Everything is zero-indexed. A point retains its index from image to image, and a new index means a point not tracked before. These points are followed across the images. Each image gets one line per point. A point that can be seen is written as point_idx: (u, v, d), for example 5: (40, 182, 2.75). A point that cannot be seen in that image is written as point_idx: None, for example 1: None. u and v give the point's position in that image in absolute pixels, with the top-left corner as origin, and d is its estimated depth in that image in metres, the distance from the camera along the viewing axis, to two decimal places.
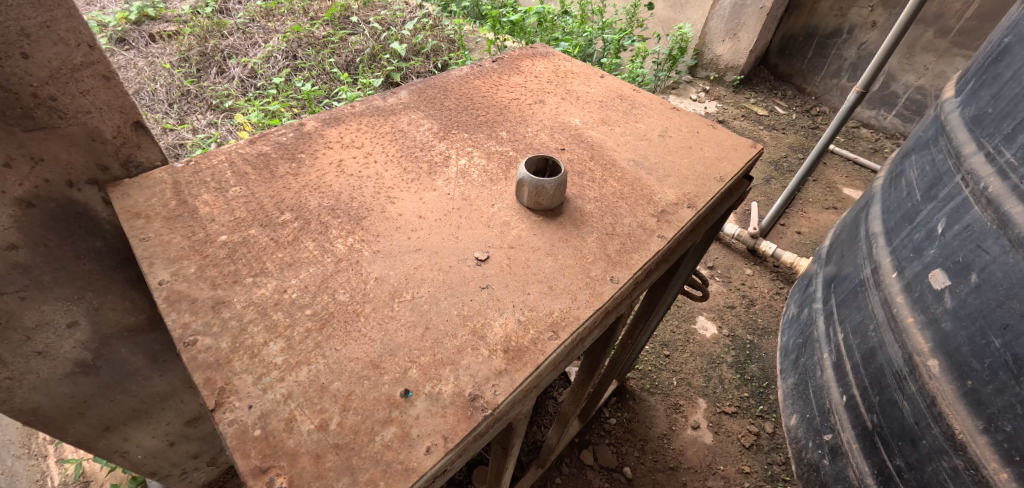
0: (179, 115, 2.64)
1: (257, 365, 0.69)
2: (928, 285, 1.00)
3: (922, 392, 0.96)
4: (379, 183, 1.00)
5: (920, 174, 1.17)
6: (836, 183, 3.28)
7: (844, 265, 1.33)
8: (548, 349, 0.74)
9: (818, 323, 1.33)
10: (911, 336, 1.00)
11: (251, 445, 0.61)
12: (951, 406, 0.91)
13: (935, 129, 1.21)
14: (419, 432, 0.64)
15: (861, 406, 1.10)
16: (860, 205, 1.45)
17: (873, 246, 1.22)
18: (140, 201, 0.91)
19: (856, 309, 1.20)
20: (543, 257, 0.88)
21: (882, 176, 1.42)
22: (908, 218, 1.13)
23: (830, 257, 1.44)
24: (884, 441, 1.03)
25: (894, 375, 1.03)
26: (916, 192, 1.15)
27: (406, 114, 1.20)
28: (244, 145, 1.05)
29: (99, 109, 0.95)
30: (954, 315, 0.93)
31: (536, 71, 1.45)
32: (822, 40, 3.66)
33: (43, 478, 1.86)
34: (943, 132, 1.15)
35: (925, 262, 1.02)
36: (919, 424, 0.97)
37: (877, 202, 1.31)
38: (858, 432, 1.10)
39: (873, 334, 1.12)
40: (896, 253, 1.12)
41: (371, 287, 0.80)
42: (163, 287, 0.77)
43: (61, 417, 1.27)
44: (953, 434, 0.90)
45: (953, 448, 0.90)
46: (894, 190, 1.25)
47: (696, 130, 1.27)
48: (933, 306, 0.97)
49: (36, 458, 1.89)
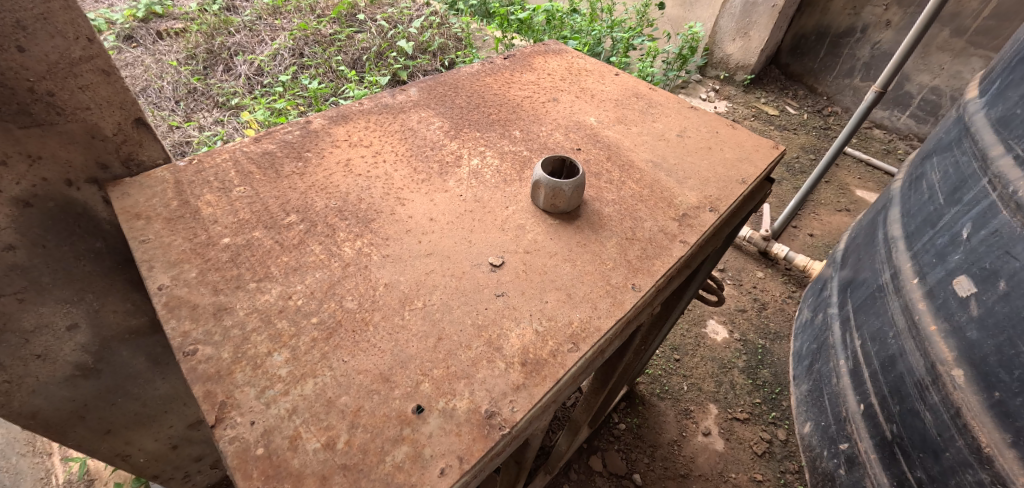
0: (186, 112, 2.61)
1: (260, 377, 0.65)
2: (953, 292, 0.95)
3: (946, 402, 0.91)
4: (389, 183, 0.96)
5: (942, 177, 1.12)
6: (849, 185, 3.21)
7: (861, 269, 1.28)
8: (567, 362, 0.70)
9: (833, 329, 1.28)
10: (935, 344, 0.95)
11: (253, 465, 0.57)
12: (978, 418, 0.85)
13: (958, 130, 1.16)
14: (431, 452, 0.60)
15: (880, 416, 1.05)
16: (877, 207, 1.40)
17: (892, 250, 1.17)
18: (140, 201, 0.87)
19: (874, 315, 1.15)
20: (560, 263, 0.84)
21: (900, 178, 1.37)
22: (931, 221, 1.07)
23: (847, 261, 1.38)
24: (904, 452, 0.98)
25: (915, 384, 0.98)
26: (938, 195, 1.09)
27: (415, 113, 1.16)
28: (248, 144, 1.01)
29: (98, 105, 0.91)
30: (981, 325, 0.88)
31: (549, 68, 1.41)
32: (835, 40, 3.59)
33: (47, 476, 1.82)
34: (967, 133, 1.10)
35: (949, 268, 0.97)
36: (942, 436, 0.91)
37: (897, 206, 1.25)
38: (876, 442, 1.05)
39: (893, 342, 1.07)
40: (917, 258, 1.06)
41: (381, 293, 0.76)
42: (163, 293, 0.74)
43: (61, 420, 1.24)
44: (978, 447, 0.85)
45: (978, 461, 0.85)
46: (914, 192, 1.20)
47: (715, 130, 1.22)
48: (959, 314, 0.92)
49: (41, 456, 1.85)
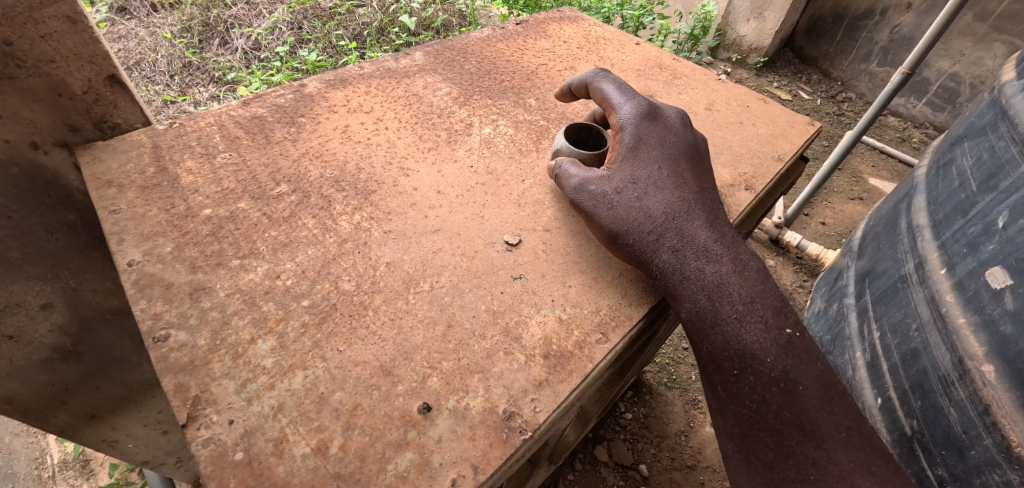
0: (182, 88, 2.21)
1: (241, 368, 0.56)
2: (984, 284, 0.78)
3: (973, 399, 0.77)
4: (391, 152, 0.86)
5: (974, 163, 0.89)
6: (861, 171, 2.50)
7: (879, 259, 1.09)
8: (596, 356, 0.61)
9: (849, 320, 1.11)
10: (962, 338, 0.79)
11: (230, 473, 0.48)
12: (1009, 417, 0.71)
13: (992, 112, 0.92)
14: (441, 460, 0.51)
15: (899, 410, 0.91)
16: (898, 192, 1.17)
17: (916, 239, 0.96)
18: (113, 167, 0.77)
19: (893, 305, 0.99)
20: (584, 243, 0.74)
21: (925, 158, 1.14)
22: (961, 209, 0.87)
23: (865, 249, 1.17)
24: (925, 449, 0.85)
25: (939, 379, 0.84)
26: (969, 181, 0.88)
27: (420, 78, 1.05)
28: (236, 106, 0.91)
29: (64, 57, 0.79)
30: (1017, 319, 0.71)
31: (565, 35, 1.29)
32: (851, 23, 2.78)
33: (42, 456, 1.62)
34: (1007, 115, 0.87)
35: (982, 259, 0.79)
36: (967, 433, 0.78)
37: (919, 190, 1.04)
38: (896, 437, 0.91)
39: (916, 334, 0.91)
40: (943, 248, 0.88)
41: (382, 274, 0.66)
42: (132, 270, 0.64)
43: (40, 404, 1.14)
44: (1008, 446, 0.72)
45: (1008, 461, 0.71)
46: (939, 179, 0.97)
47: (746, 105, 1.11)
48: (991, 308, 0.76)
49: (37, 435, 1.66)
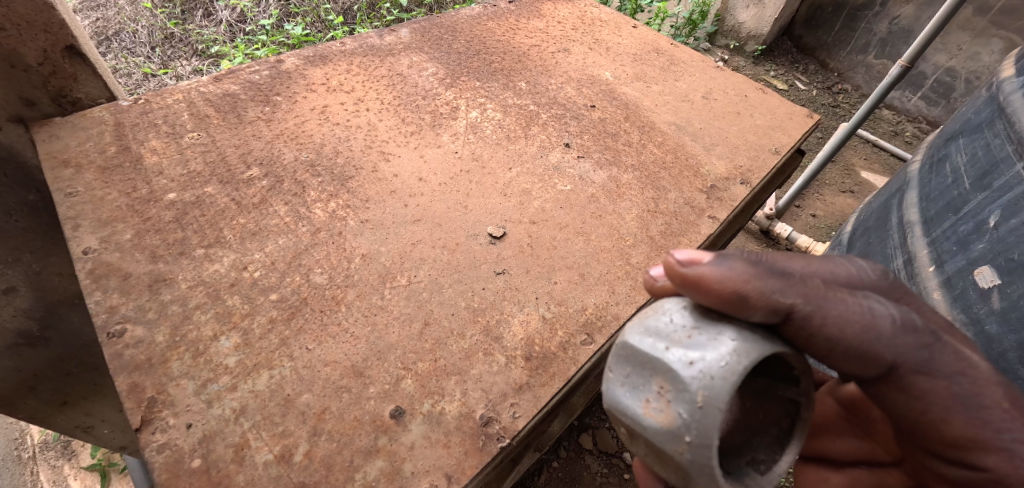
0: (162, 61, 2.11)
1: (201, 368, 0.52)
2: (973, 284, 0.76)
3: None
4: (371, 135, 0.82)
5: (967, 160, 0.86)
6: (854, 164, 2.47)
7: (870, 253, 1.06)
8: (581, 358, 0.58)
9: None
10: None
11: (186, 482, 0.45)
12: None
13: (986, 107, 0.89)
14: (413, 468, 0.48)
15: None
16: (888, 187, 1.15)
17: (907, 236, 0.94)
18: (71, 146, 0.72)
19: None
20: (572, 237, 0.71)
21: (916, 154, 1.12)
22: (953, 206, 0.84)
23: (855, 243, 1.15)
24: None
25: None
26: (961, 179, 0.85)
27: (406, 56, 1.00)
28: (207, 82, 0.85)
29: (15, 26, 0.73)
30: (1004, 320, 0.70)
31: (560, 15, 1.23)
32: (852, 13, 2.73)
33: (22, 436, 1.55)
34: (1001, 114, 0.83)
35: (971, 257, 0.77)
36: None
37: (911, 185, 1.01)
38: None
39: None
40: (934, 245, 0.85)
41: (357, 267, 0.63)
42: (88, 258, 0.59)
43: (7, 395, 1.07)
44: None
45: None
46: (933, 175, 0.94)
47: (744, 94, 1.07)
48: (977, 307, 0.74)
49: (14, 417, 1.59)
